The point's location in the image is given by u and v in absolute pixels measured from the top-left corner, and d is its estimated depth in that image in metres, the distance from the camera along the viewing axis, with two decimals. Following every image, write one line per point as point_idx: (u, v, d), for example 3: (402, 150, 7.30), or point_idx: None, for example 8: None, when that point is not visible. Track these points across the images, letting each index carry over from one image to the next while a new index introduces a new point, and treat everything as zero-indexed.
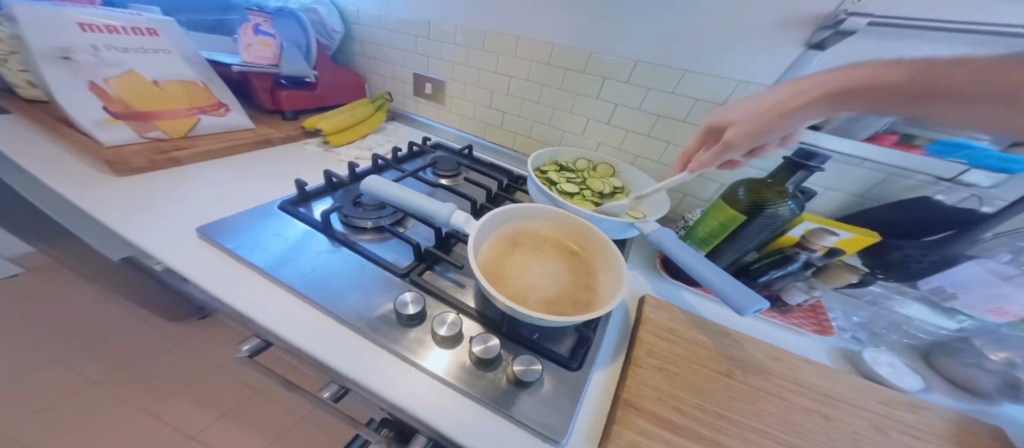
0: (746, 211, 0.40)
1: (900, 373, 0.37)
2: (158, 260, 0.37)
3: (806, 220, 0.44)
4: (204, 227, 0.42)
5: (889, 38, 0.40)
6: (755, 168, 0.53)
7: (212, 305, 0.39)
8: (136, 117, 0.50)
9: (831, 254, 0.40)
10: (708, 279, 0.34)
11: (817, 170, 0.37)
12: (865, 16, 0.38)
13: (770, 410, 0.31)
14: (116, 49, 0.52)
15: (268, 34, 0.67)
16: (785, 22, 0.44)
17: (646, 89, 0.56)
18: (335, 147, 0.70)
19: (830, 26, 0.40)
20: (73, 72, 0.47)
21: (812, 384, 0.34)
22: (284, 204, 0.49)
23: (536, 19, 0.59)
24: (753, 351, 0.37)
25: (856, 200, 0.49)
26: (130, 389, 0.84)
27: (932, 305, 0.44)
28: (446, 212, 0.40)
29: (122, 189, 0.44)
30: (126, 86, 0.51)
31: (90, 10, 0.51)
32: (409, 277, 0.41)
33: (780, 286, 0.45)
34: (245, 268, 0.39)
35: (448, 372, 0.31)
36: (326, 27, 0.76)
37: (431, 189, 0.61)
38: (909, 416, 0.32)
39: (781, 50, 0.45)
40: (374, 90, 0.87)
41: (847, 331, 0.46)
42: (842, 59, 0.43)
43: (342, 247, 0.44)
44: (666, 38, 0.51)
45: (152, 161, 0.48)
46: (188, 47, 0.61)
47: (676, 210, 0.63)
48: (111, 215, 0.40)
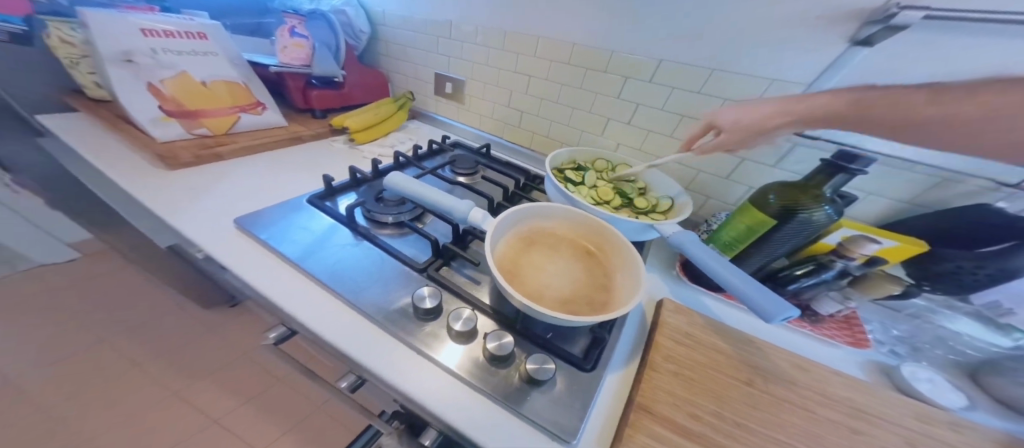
0: (776, 215, 0.38)
1: (941, 390, 0.35)
2: (201, 248, 0.41)
3: (844, 226, 0.42)
4: (241, 218, 0.44)
5: (952, 31, 0.37)
6: (788, 171, 0.50)
7: (245, 292, 0.42)
8: (186, 115, 0.55)
9: (872, 263, 0.38)
10: (732, 283, 0.33)
11: (859, 174, 0.35)
12: (920, 9, 0.35)
13: (794, 421, 0.30)
14: (171, 52, 0.56)
15: (302, 35, 0.68)
16: (823, 16, 0.41)
17: (670, 89, 0.54)
18: (360, 144, 0.72)
19: (879, 20, 0.38)
20: (134, 73, 0.52)
21: (841, 397, 0.33)
22: (312, 198, 0.52)
23: (557, 18, 0.59)
24: (777, 360, 0.36)
25: (903, 207, 0.46)
26: (167, 370, 0.91)
27: (985, 321, 0.40)
28: (464, 209, 0.41)
29: (170, 181, 0.47)
30: (179, 86, 0.55)
31: (149, 16, 0.56)
32: (427, 272, 0.42)
33: (810, 295, 0.43)
34: (276, 258, 0.41)
35: (461, 366, 0.32)
36: (353, 28, 0.79)
37: (450, 186, 0.62)
38: (952, 436, 0.30)
39: (814, 46, 0.43)
40: (396, 90, 0.90)
41: (884, 344, 0.43)
42: (893, 55, 0.41)
43: (364, 241, 0.46)
44: (693, 36, 0.50)
45: (198, 156, 0.52)
46: (232, 50, 0.64)
47: (698, 213, 0.61)
48: (161, 206, 0.43)
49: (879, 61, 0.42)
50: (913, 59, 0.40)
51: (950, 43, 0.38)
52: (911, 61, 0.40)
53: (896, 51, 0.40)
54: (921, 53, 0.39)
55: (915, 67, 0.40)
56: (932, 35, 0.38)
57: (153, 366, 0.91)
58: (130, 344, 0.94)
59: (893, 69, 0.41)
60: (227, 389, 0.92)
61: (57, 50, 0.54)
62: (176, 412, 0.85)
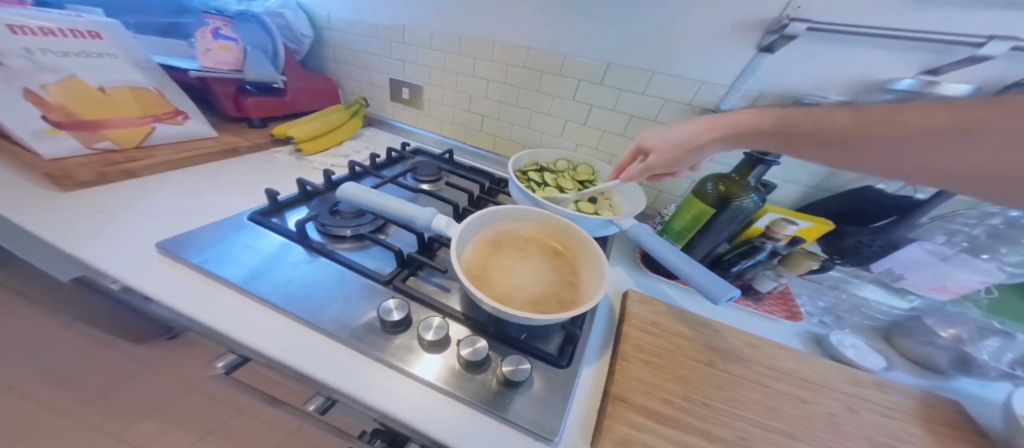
0: (715, 204, 0.42)
1: (865, 353, 0.40)
2: (115, 279, 0.35)
3: (769, 211, 0.47)
4: (166, 242, 0.39)
5: (831, 41, 0.43)
6: (719, 163, 0.55)
7: (177, 324, 0.37)
8: (83, 127, 0.47)
9: (793, 242, 0.43)
10: (685, 270, 0.35)
11: (774, 164, 0.39)
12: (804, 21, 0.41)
13: (751, 396, 0.32)
14: (54, 53, 0.47)
15: (229, 38, 0.62)
16: (740, 25, 0.46)
17: (619, 91, 0.57)
18: (308, 155, 0.67)
19: (776, 30, 0.44)
20: (6, 78, 0.42)
21: (787, 368, 0.36)
22: (255, 215, 0.47)
23: (508, 22, 0.60)
24: (733, 341, 0.39)
25: (812, 192, 0.52)
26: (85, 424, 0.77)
27: (886, 286, 0.48)
28: (427, 216, 0.40)
29: (70, 206, 0.40)
30: (66, 92, 0.46)
31: (14, 9, 0.45)
32: (393, 283, 0.40)
33: (751, 275, 0.47)
34: (213, 282, 0.37)
35: (437, 377, 0.31)
36: (293, 31, 0.74)
37: (412, 195, 0.60)
38: (876, 395, 0.34)
39: (735, 52, 0.48)
40: (349, 96, 0.85)
41: (814, 316, 0.48)
42: (790, 61, 0.46)
43: (320, 257, 0.43)
44: (635, 40, 0.53)
45: (103, 173, 0.45)
46: (135, 51, 0.57)
47: (652, 207, 0.65)
48: (57, 233, 0.36)
49: (778, 66, 0.47)
50: (803, 65, 0.46)
51: (824, 50, 0.44)
52: (801, 66, 0.46)
53: (789, 61, 0.46)
54: (808, 60, 0.46)
55: (803, 72, 0.46)
56: (817, 45, 0.44)
57: (86, 411, 0.78)
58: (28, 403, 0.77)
59: (789, 74, 0.47)
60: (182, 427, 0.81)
61: None
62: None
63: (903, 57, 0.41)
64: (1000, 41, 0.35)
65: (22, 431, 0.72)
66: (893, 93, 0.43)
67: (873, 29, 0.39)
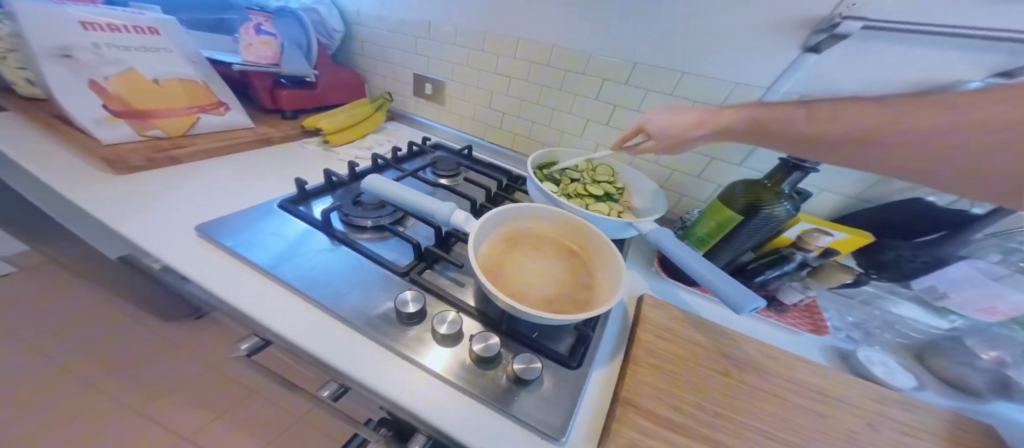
0: (742, 211, 0.40)
1: (893, 371, 0.38)
2: (158, 259, 0.37)
3: (801, 220, 0.44)
4: (204, 226, 0.41)
5: (887, 41, 0.41)
6: (750, 169, 0.53)
7: (210, 303, 0.39)
8: (135, 116, 0.50)
9: (827, 254, 0.41)
10: (706, 278, 0.34)
11: (813, 171, 0.37)
12: (858, 20, 0.39)
13: (767, 408, 0.31)
14: (118, 47, 0.51)
15: (269, 34, 0.66)
16: (782, 23, 0.44)
17: (644, 91, 0.56)
18: (335, 146, 0.70)
19: (825, 29, 0.41)
20: (73, 69, 0.47)
21: (806, 381, 0.35)
22: (284, 203, 0.49)
23: (534, 19, 0.60)
24: (750, 351, 0.38)
25: (853, 203, 0.50)
26: (125, 391, 0.84)
27: (925, 305, 0.45)
28: (447, 211, 0.40)
29: (120, 187, 0.44)
30: (126, 85, 0.51)
31: (89, 8, 0.50)
32: (409, 276, 0.41)
33: (775, 286, 0.45)
34: (244, 265, 0.39)
35: (447, 369, 0.32)
36: (326, 26, 0.76)
37: (431, 189, 0.61)
38: (900, 414, 0.33)
39: (774, 52, 0.46)
40: (373, 90, 0.87)
41: (841, 330, 0.46)
42: (837, 62, 0.44)
43: (342, 246, 0.44)
44: (665, 39, 0.52)
45: (150, 160, 0.48)
46: (188, 47, 0.60)
47: (673, 211, 0.64)
48: (110, 213, 0.40)
49: (826, 66, 0.45)
50: (853, 66, 0.43)
51: (883, 50, 0.41)
52: (851, 67, 0.44)
53: (839, 61, 0.44)
54: (860, 61, 0.43)
55: (852, 73, 0.44)
56: (869, 44, 0.42)
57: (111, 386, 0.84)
58: (77, 369, 0.85)
59: (837, 75, 0.45)
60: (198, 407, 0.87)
61: None
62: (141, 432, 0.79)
63: (980, 56, 0.38)
64: None
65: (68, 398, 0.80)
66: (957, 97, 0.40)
67: (945, 28, 0.36)
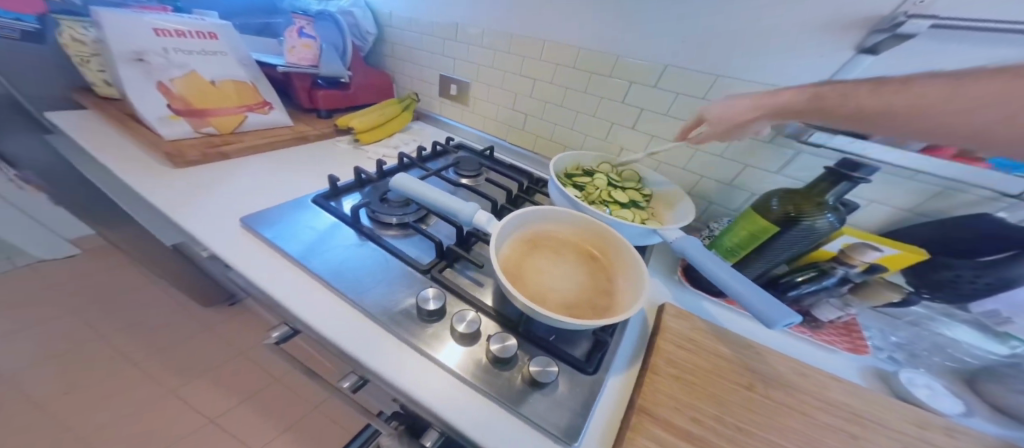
0: (779, 222, 0.38)
1: (938, 395, 0.35)
2: (206, 246, 0.41)
3: (845, 234, 0.41)
4: (248, 218, 0.44)
5: (956, 42, 0.37)
6: (789, 178, 0.50)
7: (247, 290, 0.42)
8: (193, 114, 0.55)
9: (872, 270, 0.39)
10: (736, 289, 0.33)
11: (862, 182, 0.35)
12: (928, 18, 0.35)
13: (795, 427, 0.30)
14: (183, 52, 0.56)
15: (310, 36, 0.68)
16: (832, 23, 0.41)
17: (675, 94, 0.54)
18: (364, 144, 0.73)
19: (886, 29, 0.38)
20: (145, 72, 0.52)
21: (840, 401, 0.33)
22: (317, 197, 0.52)
23: (562, 22, 0.60)
24: (778, 366, 0.36)
25: (906, 216, 0.46)
26: (166, 369, 0.91)
27: (983, 328, 0.40)
28: (470, 212, 0.41)
29: (176, 179, 0.48)
30: (188, 85, 0.55)
31: (163, 16, 0.56)
32: (431, 273, 0.42)
33: (811, 301, 0.43)
34: (279, 256, 0.42)
35: (463, 368, 0.32)
36: (360, 29, 0.80)
37: (453, 188, 0.62)
38: (944, 440, 0.30)
39: (817, 53, 0.44)
40: (401, 91, 0.90)
41: (882, 350, 0.43)
42: (897, 63, 0.41)
43: (368, 241, 0.46)
44: (699, 42, 0.50)
45: (204, 154, 0.52)
46: (242, 50, 0.64)
47: (699, 218, 0.62)
48: (165, 202, 0.44)
49: (886, 68, 0.42)
50: (915, 68, 0.40)
51: (951, 51, 0.38)
52: (913, 69, 0.40)
53: (899, 62, 0.41)
54: (925, 61, 0.39)
55: (915, 75, 0.41)
56: (931, 45, 0.38)
57: (150, 365, 0.91)
58: (127, 346, 0.93)
59: (899, 76, 0.41)
60: (227, 390, 0.92)
61: (68, 48, 0.54)
62: (174, 410, 0.84)
63: None
64: None
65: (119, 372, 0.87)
66: None
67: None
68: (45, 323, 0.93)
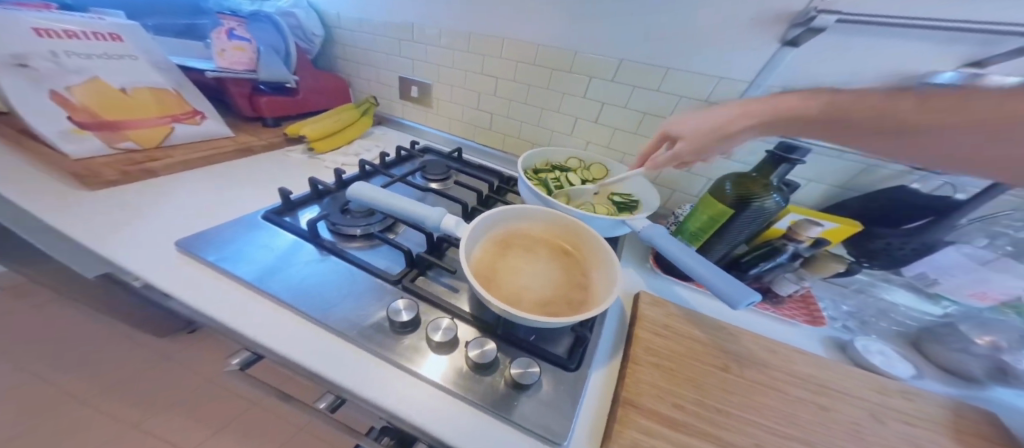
0: (733, 205, 0.40)
1: (891, 361, 0.38)
2: (134, 276, 0.36)
3: (791, 212, 0.45)
4: (184, 241, 0.40)
5: (860, 35, 0.41)
6: (741, 162, 0.53)
7: (194, 320, 0.38)
8: (105, 127, 0.48)
9: (817, 244, 0.41)
10: (701, 273, 0.34)
11: (799, 162, 0.37)
12: (833, 14, 0.38)
13: (767, 402, 0.31)
14: (78, 55, 0.49)
15: (243, 38, 0.63)
16: (760, 18, 0.44)
17: (631, 88, 0.56)
18: (321, 153, 0.68)
19: (802, 23, 0.41)
20: (32, 80, 0.44)
21: (806, 374, 0.35)
22: (268, 214, 0.48)
23: (517, 19, 0.59)
24: (748, 345, 0.38)
25: (840, 192, 0.50)
26: (120, 403, 0.81)
27: (917, 290, 0.46)
28: (437, 217, 0.39)
29: (94, 203, 0.42)
30: (90, 94, 0.48)
31: (40, 14, 0.47)
32: (402, 283, 0.40)
33: (770, 278, 0.46)
34: (227, 280, 0.37)
35: (444, 377, 0.31)
36: (305, 31, 0.75)
37: (421, 193, 0.60)
38: (902, 403, 0.33)
39: (756, 46, 0.46)
40: (358, 95, 0.86)
41: (837, 320, 0.46)
42: (813, 56, 0.44)
43: (330, 256, 0.43)
44: (649, 37, 0.52)
45: (125, 172, 0.46)
46: (155, 53, 0.58)
47: (665, 206, 0.64)
48: (80, 230, 0.38)
49: (804, 60, 0.45)
50: (829, 60, 0.44)
51: (856, 43, 0.42)
52: (827, 61, 0.44)
53: (816, 53, 0.44)
54: (838, 54, 0.43)
55: (836, 66, 0.44)
56: (846, 37, 0.42)
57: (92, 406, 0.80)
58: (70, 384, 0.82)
59: (818, 69, 0.45)
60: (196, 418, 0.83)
61: None
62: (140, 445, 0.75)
63: (952, 49, 0.38)
64: None
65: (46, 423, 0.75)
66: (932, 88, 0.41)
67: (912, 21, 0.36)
68: None
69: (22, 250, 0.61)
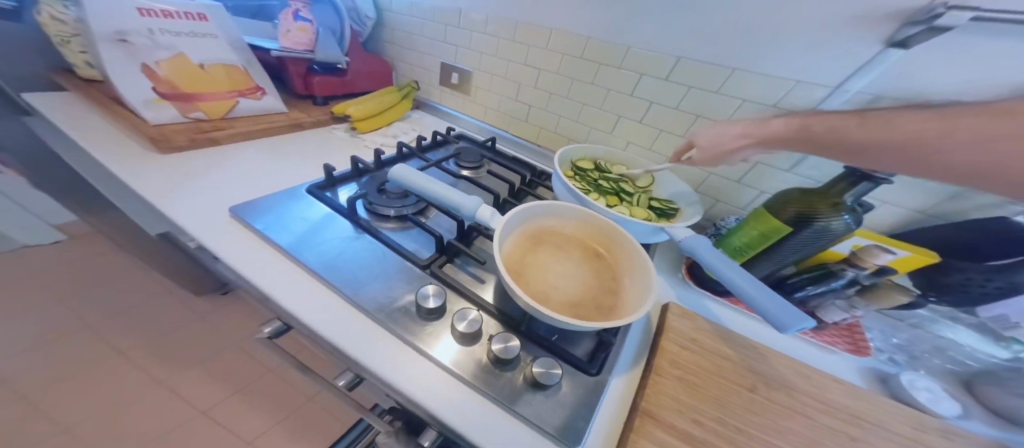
0: (790, 222, 0.37)
1: (938, 398, 0.34)
2: (193, 237, 0.39)
3: (858, 234, 0.42)
4: (236, 207, 0.43)
5: (998, 34, 0.35)
6: (801, 175, 0.49)
7: (237, 283, 0.41)
8: (181, 98, 0.52)
9: (882, 272, 0.37)
10: (746, 292, 0.32)
11: (885, 183, 0.33)
12: (968, 10, 0.33)
13: (796, 429, 0.29)
14: (169, 33, 0.54)
15: (307, 19, 0.66)
16: (857, 14, 0.39)
17: (686, 87, 0.53)
18: (362, 133, 0.71)
19: (923, 20, 0.36)
20: (129, 54, 0.49)
21: (841, 404, 0.32)
22: (311, 188, 0.51)
23: (568, 8, 0.57)
24: (780, 367, 0.35)
25: (920, 218, 0.45)
26: (151, 358, 0.90)
27: (985, 332, 0.40)
28: (472, 206, 0.40)
29: (163, 166, 0.46)
30: (174, 68, 0.53)
31: None
32: (430, 269, 0.41)
33: (815, 303, 0.42)
34: (271, 248, 0.40)
35: (464, 368, 0.31)
36: (359, 13, 0.78)
37: (454, 180, 0.61)
38: (939, 442, 0.30)
39: (840, 44, 0.42)
40: (400, 79, 0.87)
41: (883, 352, 0.43)
42: (925, 57, 0.39)
43: (364, 234, 0.45)
44: (711, 33, 0.48)
45: (194, 139, 0.50)
46: (233, 33, 0.62)
47: (706, 215, 0.61)
48: (150, 190, 0.42)
49: (913, 63, 0.39)
50: (943, 62, 0.38)
51: (984, 45, 0.36)
52: (946, 63, 0.38)
53: (930, 55, 0.38)
54: (955, 56, 0.37)
55: (958, 70, 0.38)
56: (971, 38, 0.36)
57: (143, 356, 0.90)
58: (117, 339, 0.92)
59: (927, 73, 0.39)
60: (219, 381, 0.92)
61: (48, 26, 0.51)
62: (166, 403, 0.84)
63: None
64: None
65: (97, 365, 0.86)
66: None
67: None
68: (35, 310, 0.91)
69: (99, 204, 0.69)
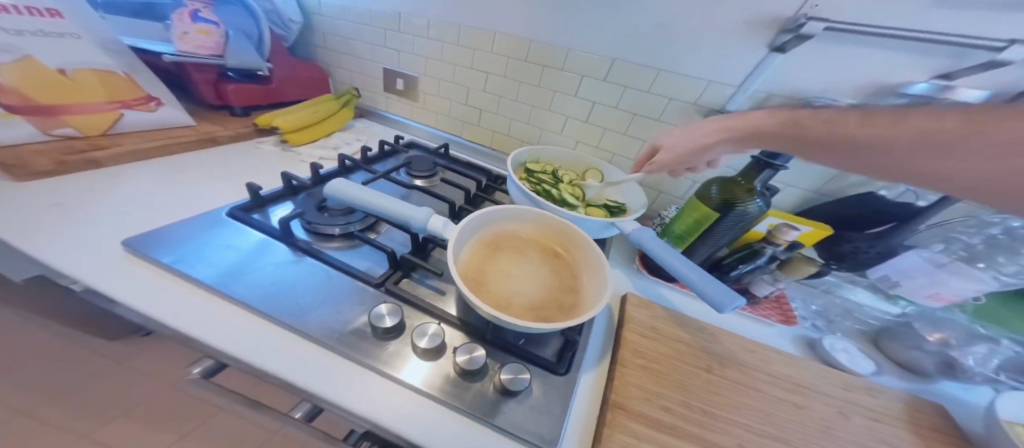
0: (717, 208, 0.42)
1: (855, 357, 0.41)
2: (73, 281, 0.32)
3: (771, 215, 0.49)
4: (133, 239, 0.36)
5: (843, 41, 0.43)
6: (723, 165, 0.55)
7: (147, 328, 0.34)
8: (36, 110, 0.43)
9: (792, 247, 0.43)
10: (689, 276, 0.34)
11: (782, 168, 0.39)
12: (822, 21, 0.40)
13: (748, 402, 0.32)
14: (7, 31, 0.42)
15: (210, 22, 0.58)
16: (751, 23, 0.45)
17: (623, 88, 0.56)
18: (294, 146, 0.64)
19: (791, 29, 0.43)
20: None
21: (781, 373, 0.36)
22: (234, 210, 0.45)
23: (507, 13, 0.58)
24: (729, 345, 0.39)
25: (812, 196, 0.53)
26: None
27: (877, 292, 0.50)
28: (423, 218, 0.38)
29: (25, 198, 0.37)
30: (23, 75, 0.42)
31: None
32: (384, 286, 0.39)
33: (748, 279, 0.47)
34: (184, 284, 0.34)
35: (429, 384, 0.30)
36: (281, 17, 0.71)
37: (405, 191, 0.58)
38: (868, 401, 0.35)
39: (743, 50, 0.47)
40: (339, 86, 0.82)
41: (807, 320, 0.49)
42: (801, 61, 0.46)
43: (305, 257, 0.41)
44: (639, 38, 0.52)
45: (61, 161, 0.41)
46: (102, 33, 0.52)
47: (652, 207, 0.65)
48: (6, 229, 0.33)
49: (792, 66, 0.47)
50: (812, 64, 0.46)
51: (840, 51, 0.44)
52: (816, 65, 0.45)
53: (804, 58, 0.45)
54: (820, 60, 0.45)
55: (822, 71, 0.46)
56: (831, 46, 0.44)
57: None
58: None
59: (803, 74, 0.47)
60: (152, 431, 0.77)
61: None
62: None
63: (922, 61, 0.41)
64: (1019, 46, 0.35)
65: None
66: (906, 97, 0.44)
67: (898, 30, 0.38)
68: None
69: None
